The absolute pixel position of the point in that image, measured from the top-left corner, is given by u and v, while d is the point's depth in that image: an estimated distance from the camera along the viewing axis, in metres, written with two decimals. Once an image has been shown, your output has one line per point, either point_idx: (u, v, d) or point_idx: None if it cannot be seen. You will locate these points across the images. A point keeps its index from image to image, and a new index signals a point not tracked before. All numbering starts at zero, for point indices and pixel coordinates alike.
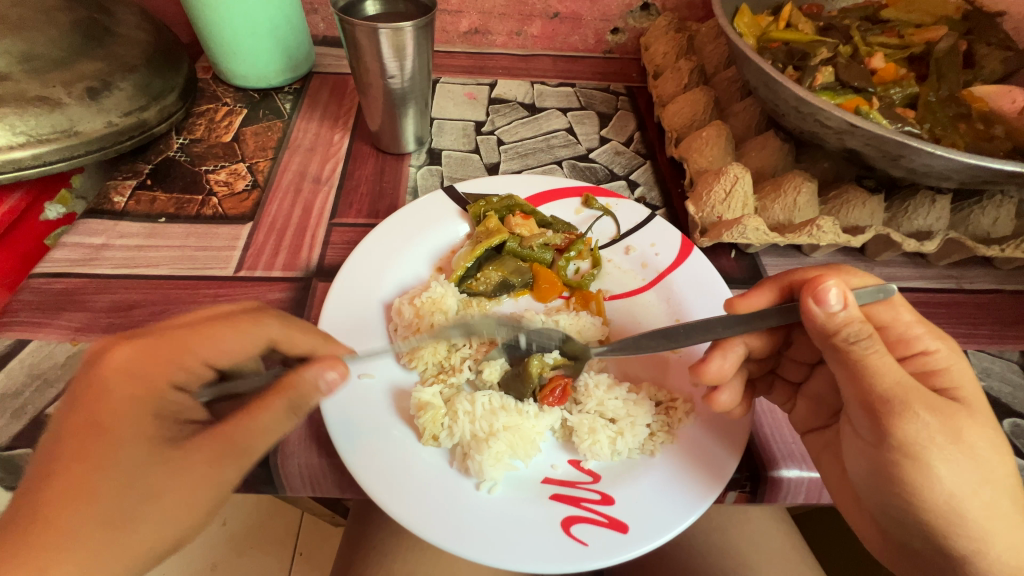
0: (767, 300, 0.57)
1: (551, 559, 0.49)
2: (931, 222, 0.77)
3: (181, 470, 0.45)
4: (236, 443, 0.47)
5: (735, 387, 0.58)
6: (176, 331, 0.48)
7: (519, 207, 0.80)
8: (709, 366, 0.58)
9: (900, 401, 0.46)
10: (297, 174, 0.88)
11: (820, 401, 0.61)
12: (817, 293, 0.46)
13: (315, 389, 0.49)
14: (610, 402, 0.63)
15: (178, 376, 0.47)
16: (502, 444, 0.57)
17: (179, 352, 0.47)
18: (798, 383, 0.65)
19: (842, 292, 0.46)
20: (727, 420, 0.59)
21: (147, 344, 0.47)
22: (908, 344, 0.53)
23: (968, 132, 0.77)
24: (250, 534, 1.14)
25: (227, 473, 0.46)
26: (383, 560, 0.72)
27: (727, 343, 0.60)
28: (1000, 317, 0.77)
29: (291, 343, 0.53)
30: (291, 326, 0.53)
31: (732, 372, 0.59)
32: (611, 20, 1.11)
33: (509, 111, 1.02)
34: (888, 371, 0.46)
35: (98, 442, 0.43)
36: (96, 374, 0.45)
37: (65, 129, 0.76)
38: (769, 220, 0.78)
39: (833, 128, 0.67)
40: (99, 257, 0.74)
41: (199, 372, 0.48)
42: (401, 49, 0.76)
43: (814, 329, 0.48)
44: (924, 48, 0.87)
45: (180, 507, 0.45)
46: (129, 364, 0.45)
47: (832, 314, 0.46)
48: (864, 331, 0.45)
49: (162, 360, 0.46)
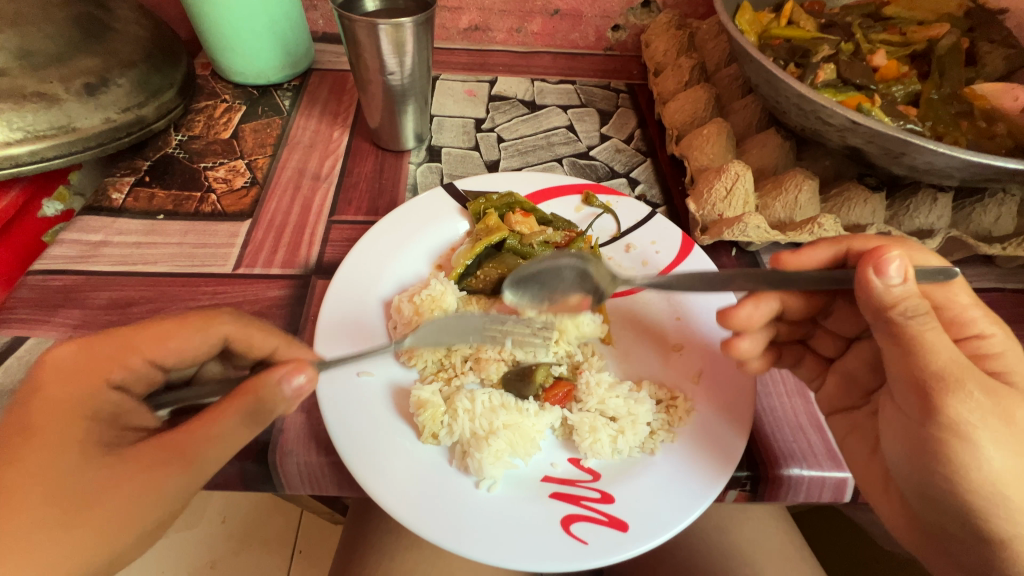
0: (826, 257, 0.57)
1: (551, 558, 0.49)
2: (933, 220, 0.76)
3: (121, 477, 0.44)
4: (182, 449, 0.45)
5: (758, 337, 0.62)
6: (125, 329, 0.51)
7: (519, 205, 0.80)
8: (742, 312, 0.62)
9: (955, 377, 0.45)
10: (296, 171, 0.88)
11: (850, 379, 0.63)
12: (879, 263, 0.46)
13: (278, 392, 0.47)
14: (611, 401, 0.63)
15: (118, 373, 0.49)
16: (502, 443, 0.57)
17: (124, 351, 0.49)
18: (830, 359, 0.67)
19: (903, 266, 0.46)
20: (729, 418, 0.59)
21: (88, 343, 0.49)
22: (963, 326, 0.52)
23: (970, 130, 0.77)
24: (249, 533, 1.13)
25: (171, 481, 0.45)
26: (383, 559, 0.72)
27: (765, 296, 0.63)
28: (1003, 315, 0.77)
29: (249, 342, 0.55)
30: (246, 325, 0.55)
31: (761, 323, 0.63)
32: (612, 17, 1.10)
33: (510, 108, 1.02)
34: (943, 349, 0.46)
35: (31, 444, 0.43)
36: (37, 372, 0.47)
37: (63, 125, 0.76)
38: (769, 218, 0.78)
39: (835, 125, 0.67)
40: (97, 254, 0.74)
41: (141, 370, 0.50)
42: (401, 45, 0.76)
43: (868, 302, 0.48)
44: (926, 46, 0.87)
45: (117, 517, 0.43)
46: (71, 358, 0.48)
47: (891, 287, 0.46)
48: (919, 308, 0.46)
49: (106, 358, 0.49)
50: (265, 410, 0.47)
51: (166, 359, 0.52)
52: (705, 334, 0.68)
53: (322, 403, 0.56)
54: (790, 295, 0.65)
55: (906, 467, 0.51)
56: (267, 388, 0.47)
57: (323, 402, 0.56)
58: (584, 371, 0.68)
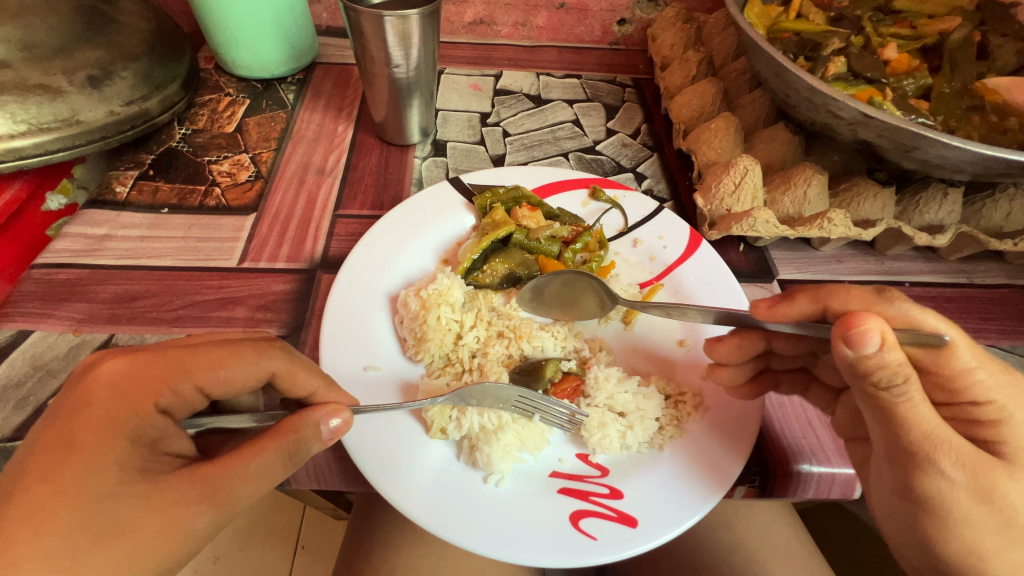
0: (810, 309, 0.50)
1: (560, 553, 0.49)
2: (943, 215, 0.75)
3: (152, 510, 0.41)
4: (216, 488, 0.43)
5: (742, 370, 0.59)
6: (179, 350, 0.46)
7: (525, 199, 0.79)
8: (719, 347, 0.59)
9: (929, 453, 0.43)
10: (300, 165, 0.87)
11: (859, 412, 0.55)
12: (853, 334, 0.41)
13: (316, 434, 0.48)
14: (620, 396, 0.62)
15: (165, 398, 0.44)
16: (510, 437, 0.57)
17: (175, 375, 0.44)
18: (837, 390, 0.60)
19: (883, 334, 0.41)
20: (738, 415, 0.59)
21: (142, 360, 0.44)
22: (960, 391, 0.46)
23: (981, 124, 0.76)
24: (253, 530, 1.12)
25: (202, 519, 0.43)
26: (388, 554, 0.72)
27: (748, 332, 0.58)
28: (1012, 312, 0.76)
29: (293, 381, 0.51)
30: (296, 361, 0.51)
31: (743, 360, 0.59)
32: (618, 11, 1.09)
33: (514, 103, 1.01)
34: (923, 420, 0.43)
35: (66, 465, 0.39)
36: (84, 384, 0.42)
37: (66, 118, 0.75)
38: (778, 213, 0.77)
39: (846, 119, 0.66)
40: (101, 248, 0.73)
41: (190, 398, 0.46)
42: (408, 37, 0.75)
43: (845, 365, 0.44)
44: (937, 39, 0.86)
45: (142, 550, 0.40)
46: (120, 378, 0.43)
47: (866, 355, 0.42)
48: (900, 377, 0.41)
49: (155, 380, 0.44)
50: (301, 453, 0.48)
51: (216, 389, 0.47)
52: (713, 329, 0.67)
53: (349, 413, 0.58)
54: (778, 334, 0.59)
55: (897, 523, 0.49)
56: (308, 429, 0.48)
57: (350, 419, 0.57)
58: (591, 365, 0.67)
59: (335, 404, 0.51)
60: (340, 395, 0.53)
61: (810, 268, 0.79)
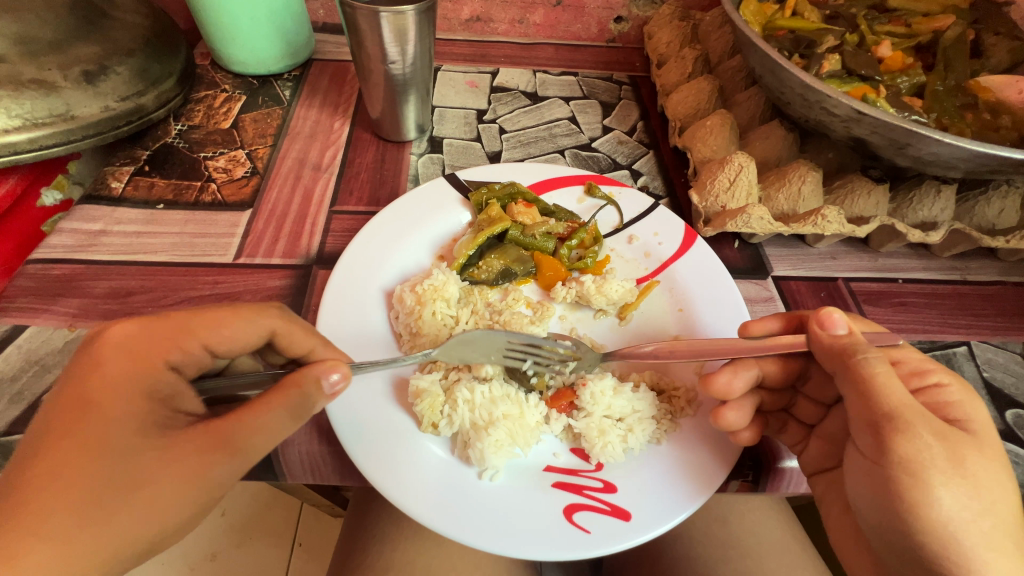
0: (778, 325, 0.59)
1: (556, 547, 0.49)
2: (936, 212, 0.76)
3: (173, 459, 0.41)
4: (230, 439, 0.43)
5: (744, 407, 0.55)
6: (182, 314, 0.48)
7: (521, 195, 0.80)
8: (717, 378, 0.56)
9: (905, 419, 0.45)
10: (297, 161, 0.87)
11: (834, 442, 0.57)
12: (823, 318, 0.51)
13: (318, 390, 0.48)
14: (617, 404, 0.61)
15: (175, 355, 0.46)
16: (501, 433, 0.57)
17: (180, 334, 0.47)
18: (812, 425, 0.61)
19: (845, 320, 0.51)
20: (720, 441, 0.57)
21: (150, 323, 0.46)
22: (921, 375, 0.51)
23: (975, 122, 0.76)
24: (249, 525, 1.13)
25: (220, 468, 0.42)
26: (384, 549, 0.72)
27: (743, 362, 0.58)
28: (1004, 309, 0.77)
29: (291, 340, 0.53)
30: (292, 320, 0.53)
31: (741, 393, 0.57)
32: (615, 9, 1.09)
33: (511, 100, 1.01)
34: (894, 390, 0.46)
35: (89, 418, 0.40)
36: (96, 347, 0.43)
37: (61, 113, 0.75)
38: (773, 210, 0.78)
39: (840, 116, 0.66)
40: (96, 243, 0.73)
41: (196, 355, 0.48)
42: (403, 33, 0.75)
43: (824, 359, 0.51)
44: (931, 38, 0.86)
45: (166, 500, 0.40)
46: (131, 338, 0.44)
47: (838, 337, 0.50)
48: (870, 352, 0.48)
49: (162, 340, 0.45)
50: (306, 407, 0.47)
51: (220, 348, 0.50)
52: (707, 324, 0.68)
53: None
54: (766, 359, 0.59)
55: (872, 510, 0.48)
56: (313, 386, 0.47)
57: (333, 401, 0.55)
58: (588, 379, 0.64)
59: (331, 361, 0.51)
60: (338, 353, 0.55)
61: (804, 265, 0.80)
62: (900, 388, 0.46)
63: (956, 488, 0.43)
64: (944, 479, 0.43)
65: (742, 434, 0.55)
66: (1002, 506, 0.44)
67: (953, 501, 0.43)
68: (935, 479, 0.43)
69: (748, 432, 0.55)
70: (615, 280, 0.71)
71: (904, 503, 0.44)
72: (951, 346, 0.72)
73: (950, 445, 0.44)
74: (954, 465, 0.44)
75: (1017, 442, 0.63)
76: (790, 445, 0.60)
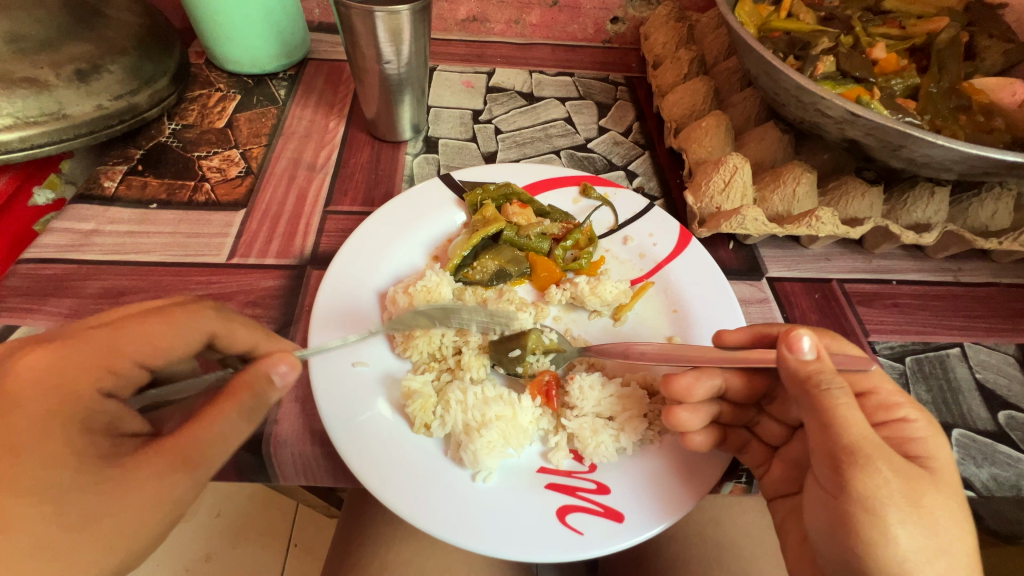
0: (746, 339, 0.58)
1: (547, 549, 0.49)
2: (930, 214, 0.76)
3: (130, 486, 0.41)
4: (187, 456, 0.43)
5: (701, 412, 0.56)
6: (98, 331, 0.44)
7: (516, 196, 0.79)
8: (678, 378, 0.58)
9: (865, 453, 0.45)
10: (291, 160, 0.87)
11: (796, 467, 0.57)
12: (790, 340, 0.49)
13: (269, 384, 0.48)
14: (605, 401, 0.63)
15: (107, 382, 0.44)
16: (493, 434, 0.56)
17: (111, 355, 0.44)
18: (774, 447, 0.61)
19: (813, 342, 0.49)
20: (675, 443, 0.58)
21: (69, 348, 0.43)
22: (888, 409, 0.53)
23: (968, 124, 0.77)
24: (245, 525, 1.14)
25: (181, 487, 0.43)
26: (376, 550, 0.72)
27: (706, 370, 0.58)
28: (998, 310, 0.77)
29: (232, 337, 0.51)
30: (230, 318, 0.51)
31: (701, 398, 0.57)
32: (611, 10, 1.09)
33: (506, 100, 1.01)
34: (854, 422, 0.46)
35: (16, 467, 0.38)
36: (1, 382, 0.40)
37: (53, 112, 0.75)
38: (768, 211, 0.78)
39: (834, 118, 0.66)
40: (88, 243, 0.73)
41: (133, 376, 0.45)
42: (398, 33, 0.74)
43: (792, 384, 0.49)
44: (925, 39, 0.86)
45: (133, 519, 0.41)
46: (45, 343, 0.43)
47: (805, 362, 0.48)
48: (834, 381, 0.47)
49: (85, 367, 0.42)
50: (260, 408, 0.47)
51: (156, 362, 0.47)
52: (701, 327, 0.68)
53: (318, 389, 0.56)
54: (732, 373, 0.60)
55: (828, 543, 0.48)
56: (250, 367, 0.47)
57: (322, 395, 0.56)
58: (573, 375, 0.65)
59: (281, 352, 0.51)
60: (281, 344, 0.55)
61: (799, 266, 0.80)
62: (866, 422, 0.46)
63: (914, 509, 0.44)
64: (901, 517, 0.43)
65: (695, 439, 0.55)
66: (955, 552, 0.44)
67: (910, 538, 0.43)
68: (893, 518, 0.44)
69: (700, 435, 0.56)
70: (609, 281, 0.71)
71: (861, 541, 0.44)
72: (944, 347, 0.72)
73: (909, 482, 0.44)
74: (911, 503, 0.44)
75: (1007, 442, 0.63)
76: (752, 467, 0.60)
